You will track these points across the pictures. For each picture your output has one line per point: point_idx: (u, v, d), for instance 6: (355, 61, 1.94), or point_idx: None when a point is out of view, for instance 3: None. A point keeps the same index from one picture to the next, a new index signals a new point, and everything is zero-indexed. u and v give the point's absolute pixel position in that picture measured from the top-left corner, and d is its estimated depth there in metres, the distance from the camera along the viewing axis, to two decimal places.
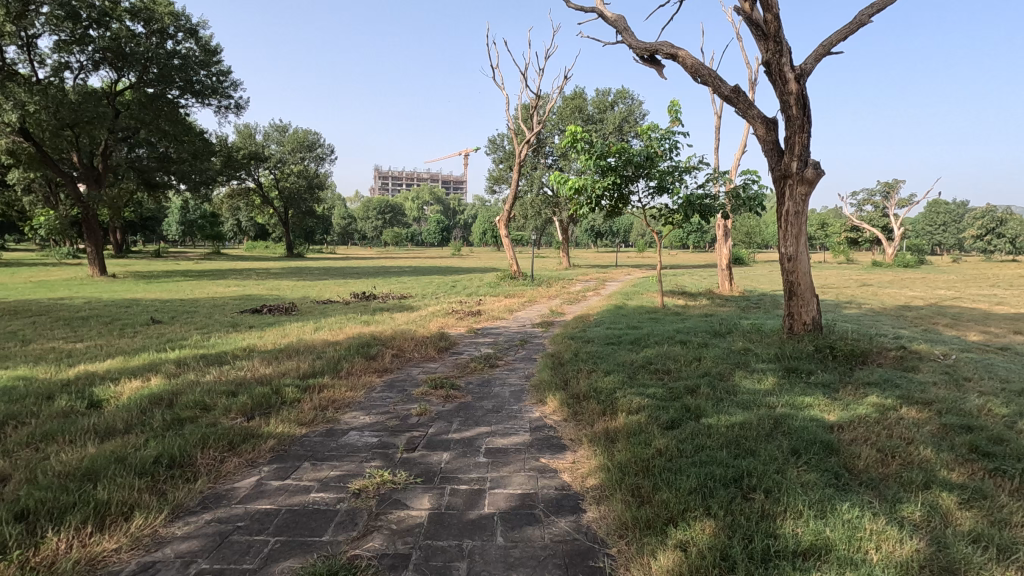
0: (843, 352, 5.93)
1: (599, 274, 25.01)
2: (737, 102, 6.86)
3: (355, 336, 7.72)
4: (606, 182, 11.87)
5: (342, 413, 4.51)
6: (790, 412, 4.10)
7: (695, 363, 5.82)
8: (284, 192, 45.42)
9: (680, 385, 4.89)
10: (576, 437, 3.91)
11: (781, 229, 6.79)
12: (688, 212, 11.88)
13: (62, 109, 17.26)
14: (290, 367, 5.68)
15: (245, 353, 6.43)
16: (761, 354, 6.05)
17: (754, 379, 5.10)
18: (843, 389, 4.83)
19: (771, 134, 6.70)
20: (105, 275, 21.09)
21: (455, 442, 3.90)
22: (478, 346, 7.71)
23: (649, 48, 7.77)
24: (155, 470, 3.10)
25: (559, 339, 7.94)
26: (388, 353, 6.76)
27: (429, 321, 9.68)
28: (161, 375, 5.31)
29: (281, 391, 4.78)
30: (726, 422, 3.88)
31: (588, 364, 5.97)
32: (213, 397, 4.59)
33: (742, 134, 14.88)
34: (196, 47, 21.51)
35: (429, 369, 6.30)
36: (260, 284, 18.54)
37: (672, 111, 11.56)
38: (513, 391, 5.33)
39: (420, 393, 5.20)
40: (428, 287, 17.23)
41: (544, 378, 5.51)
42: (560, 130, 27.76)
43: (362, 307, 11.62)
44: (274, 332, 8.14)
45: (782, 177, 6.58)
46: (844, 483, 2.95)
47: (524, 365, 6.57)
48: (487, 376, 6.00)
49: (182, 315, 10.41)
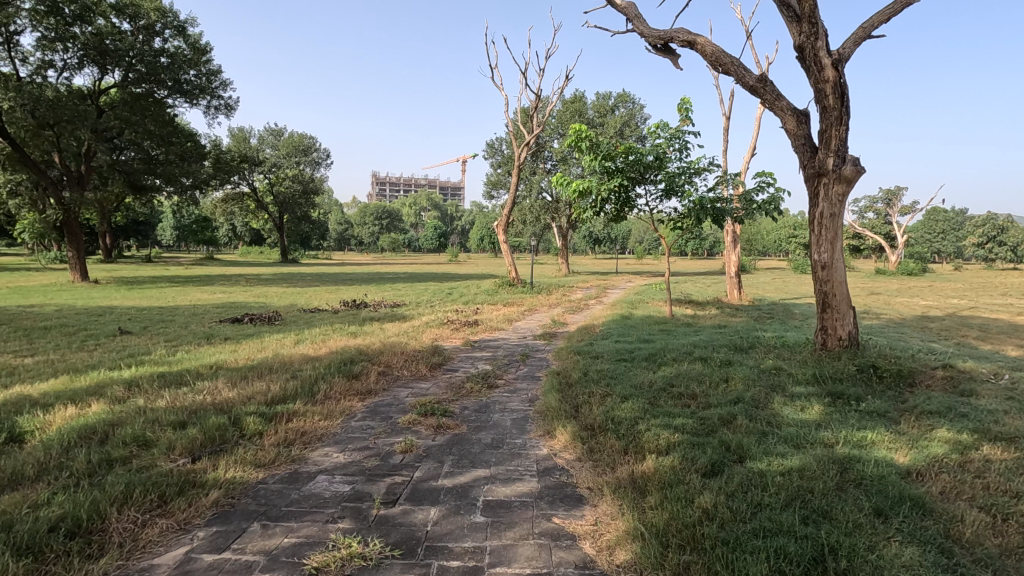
0: (890, 373, 5.21)
1: (600, 281, 24.43)
2: (763, 93, 6.17)
3: (338, 351, 6.96)
4: (613, 183, 11.10)
5: (312, 450, 3.78)
6: (854, 454, 3.37)
7: (722, 385, 5.10)
8: (279, 197, 44.71)
9: (712, 415, 4.15)
10: (594, 485, 3.18)
11: (812, 234, 6.08)
12: (699, 217, 11.15)
13: (41, 108, 16.54)
14: (258, 389, 4.91)
15: (211, 371, 5.66)
16: (796, 375, 5.32)
17: (795, 407, 4.38)
18: (903, 420, 4.11)
19: (802, 127, 6.01)
20: (86, 280, 20.39)
21: (445, 491, 3.16)
22: (475, 362, 6.95)
23: (663, 36, 7.08)
24: (47, 543, 2.35)
25: (564, 355, 7.19)
26: (373, 370, 6.01)
27: (423, 333, 8.92)
28: (104, 400, 4.54)
29: (242, 420, 4.06)
30: (780, 467, 3.15)
31: (600, 385, 5.23)
32: (159, 429, 3.84)
33: (752, 135, 14.23)
34: (183, 45, 20.87)
35: (419, 390, 5.54)
36: (248, 290, 17.77)
37: (683, 109, 10.91)
38: (515, 419, 4.58)
39: (407, 422, 4.45)
40: (423, 294, 16.50)
41: (551, 403, 4.75)
42: (559, 134, 27.09)
43: (351, 316, 10.86)
44: (250, 346, 7.37)
45: (816, 175, 5.88)
46: (958, 566, 2.24)
47: (527, 385, 5.83)
48: (485, 399, 5.25)
49: (156, 325, 9.65)
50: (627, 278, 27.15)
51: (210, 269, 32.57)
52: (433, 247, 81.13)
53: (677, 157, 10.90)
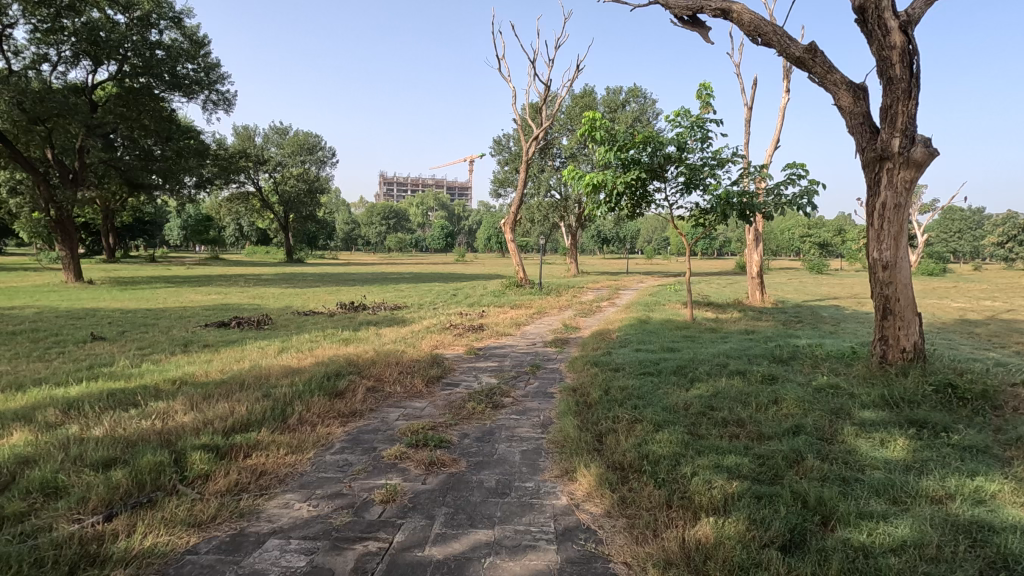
0: (974, 395, 4.32)
1: (612, 281, 23.57)
2: (813, 64, 5.32)
3: (323, 362, 6.15)
4: (631, 176, 10.20)
5: (270, 499, 2.97)
6: (981, 516, 2.50)
7: (772, 409, 4.27)
8: (284, 196, 43.83)
9: (773, 453, 3.32)
10: (632, 561, 2.36)
11: (871, 228, 5.21)
12: (724, 212, 10.27)
13: (28, 101, 15.88)
14: (218, 413, 4.10)
15: (172, 389, 4.88)
16: (860, 396, 4.46)
17: (873, 442, 3.54)
18: (1015, 461, 3.24)
19: (859, 103, 5.17)
20: (81, 280, 19.82)
21: (433, 568, 2.35)
22: (479, 375, 6.10)
23: (691, 6, 6.19)
24: None
25: (580, 366, 6.34)
26: (361, 387, 5.20)
27: (421, 339, 8.10)
28: (29, 428, 3.76)
29: (189, 455, 3.27)
30: (887, 539, 2.32)
31: (626, 408, 4.40)
32: (78, 470, 3.05)
33: (775, 127, 13.34)
34: (179, 38, 20.16)
35: (411, 412, 4.71)
36: (244, 291, 17.01)
37: (704, 95, 10.05)
38: (525, 452, 3.77)
39: (392, 457, 3.63)
40: (427, 296, 15.69)
41: (569, 432, 3.92)
42: (568, 130, 26.24)
43: (347, 320, 10.08)
44: (227, 355, 6.58)
45: (877, 160, 5.01)
46: None
47: (539, 404, 4.98)
48: (489, 424, 4.41)
49: (134, 330, 8.90)
50: (640, 278, 26.26)
51: (213, 269, 31.98)
52: (439, 246, 80.49)
53: (699, 148, 10.05)
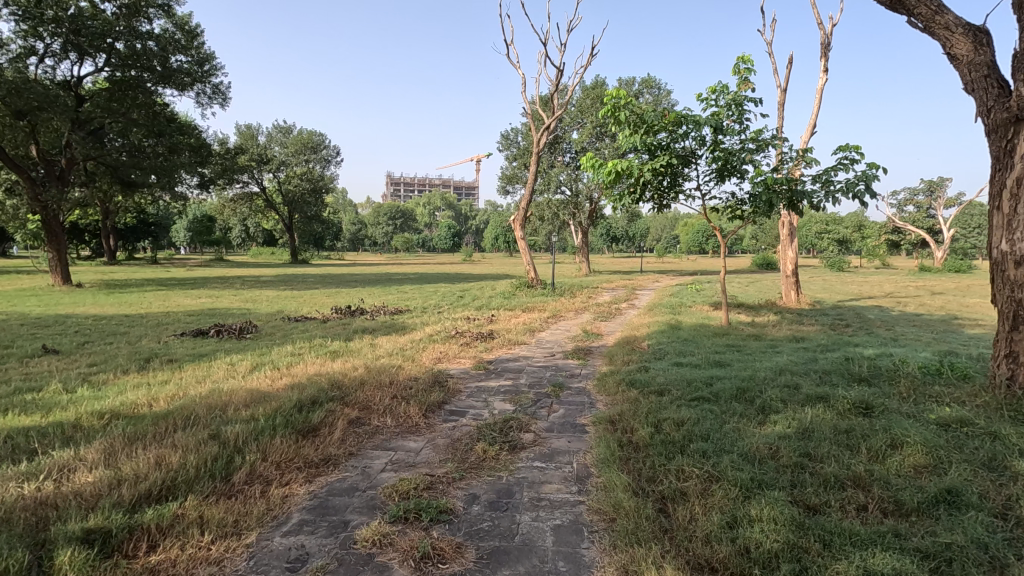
0: None
1: (627, 281, 22.49)
2: (915, 3, 4.12)
3: (301, 384, 5.02)
4: (659, 162, 8.94)
5: None
6: None
7: (893, 458, 3.12)
8: (287, 196, 42.83)
9: (952, 551, 2.15)
10: None
11: (997, 213, 4.04)
12: (768, 202, 9.03)
13: (5, 92, 14.82)
14: (137, 468, 3.00)
15: (94, 427, 3.76)
16: (1008, 438, 3.28)
17: None
18: None
19: (981, 51, 4.00)
20: (69, 284, 18.98)
21: None
22: (489, 400, 4.95)
23: None
24: None
25: (613, 388, 5.15)
26: (340, 421, 4.08)
27: (422, 352, 6.94)
28: None
29: (56, 554, 2.17)
30: None
31: (691, 456, 3.24)
32: None
33: (813, 110, 12.02)
34: (170, 27, 19.24)
35: (402, 459, 3.56)
36: (237, 294, 15.98)
37: (742, 70, 8.84)
38: (560, 531, 2.63)
39: (368, 544, 2.48)
40: (431, 298, 14.54)
41: (620, 498, 2.78)
42: (579, 123, 25.07)
43: (340, 328, 8.98)
44: (187, 375, 5.46)
45: (1013, 121, 3.81)
46: None
47: (569, 443, 3.84)
48: (505, 478, 3.26)
49: (96, 342, 7.80)
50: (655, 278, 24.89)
51: (213, 271, 31.02)
52: (447, 247, 79.48)
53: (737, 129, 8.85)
